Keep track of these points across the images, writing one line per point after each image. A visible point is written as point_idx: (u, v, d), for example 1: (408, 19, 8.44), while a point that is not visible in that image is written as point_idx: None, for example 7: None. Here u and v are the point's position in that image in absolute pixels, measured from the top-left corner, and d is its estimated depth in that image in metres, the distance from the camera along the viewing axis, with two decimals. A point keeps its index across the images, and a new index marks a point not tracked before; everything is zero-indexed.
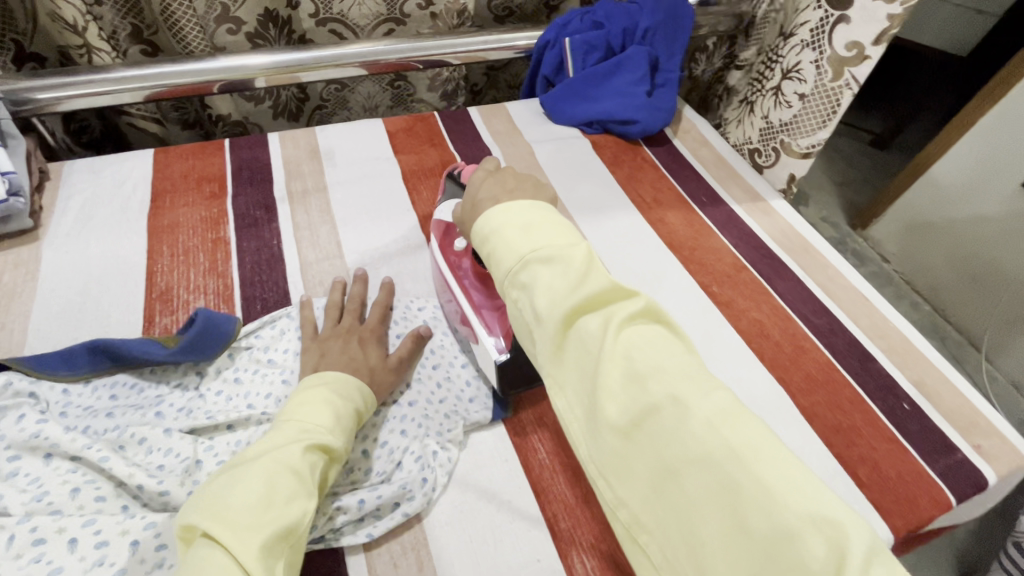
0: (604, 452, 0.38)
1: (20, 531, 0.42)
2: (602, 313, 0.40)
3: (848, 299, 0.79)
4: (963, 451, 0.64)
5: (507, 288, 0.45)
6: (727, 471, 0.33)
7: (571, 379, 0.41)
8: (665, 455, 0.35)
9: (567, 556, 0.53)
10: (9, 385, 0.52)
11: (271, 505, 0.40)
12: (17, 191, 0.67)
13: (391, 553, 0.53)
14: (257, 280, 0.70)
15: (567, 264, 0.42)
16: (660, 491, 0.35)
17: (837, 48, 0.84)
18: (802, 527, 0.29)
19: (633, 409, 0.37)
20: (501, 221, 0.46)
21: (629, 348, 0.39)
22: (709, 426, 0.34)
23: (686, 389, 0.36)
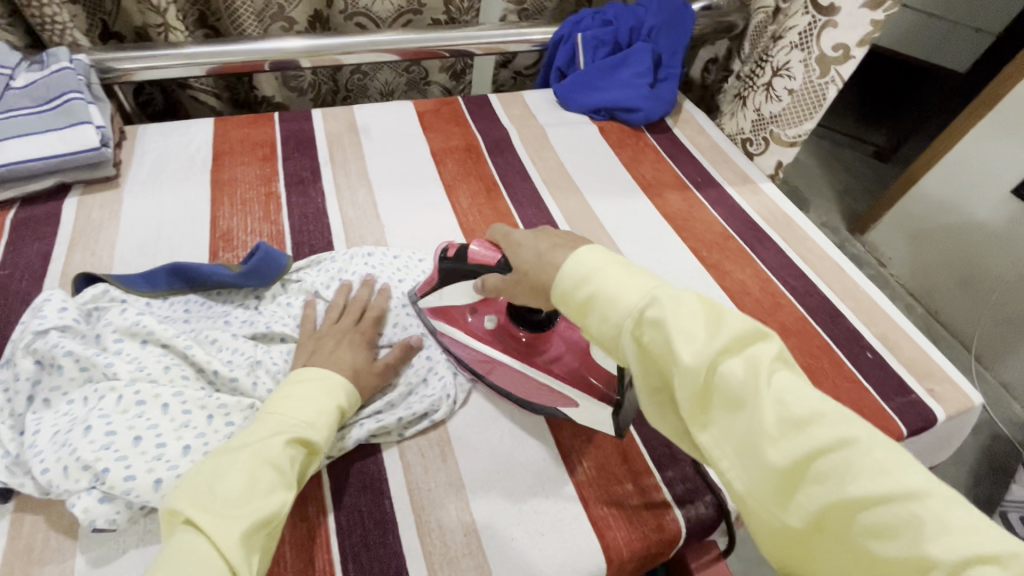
0: (766, 489, 0.38)
1: (127, 393, 0.52)
2: (747, 360, 0.39)
3: (824, 267, 0.88)
4: (916, 392, 0.72)
5: (634, 330, 0.42)
6: (913, 513, 0.34)
7: (720, 422, 0.39)
8: (841, 499, 0.35)
9: (567, 457, 0.62)
10: (107, 291, 0.63)
11: (252, 496, 0.44)
12: (106, 142, 0.79)
13: (419, 446, 0.61)
14: (305, 229, 0.80)
15: (695, 310, 0.41)
16: (832, 522, 0.36)
17: (824, 49, 0.94)
18: (979, 553, 0.32)
19: (801, 453, 0.36)
20: (608, 268, 0.45)
21: (782, 393, 0.38)
22: (880, 468, 0.35)
23: (851, 429, 0.37)
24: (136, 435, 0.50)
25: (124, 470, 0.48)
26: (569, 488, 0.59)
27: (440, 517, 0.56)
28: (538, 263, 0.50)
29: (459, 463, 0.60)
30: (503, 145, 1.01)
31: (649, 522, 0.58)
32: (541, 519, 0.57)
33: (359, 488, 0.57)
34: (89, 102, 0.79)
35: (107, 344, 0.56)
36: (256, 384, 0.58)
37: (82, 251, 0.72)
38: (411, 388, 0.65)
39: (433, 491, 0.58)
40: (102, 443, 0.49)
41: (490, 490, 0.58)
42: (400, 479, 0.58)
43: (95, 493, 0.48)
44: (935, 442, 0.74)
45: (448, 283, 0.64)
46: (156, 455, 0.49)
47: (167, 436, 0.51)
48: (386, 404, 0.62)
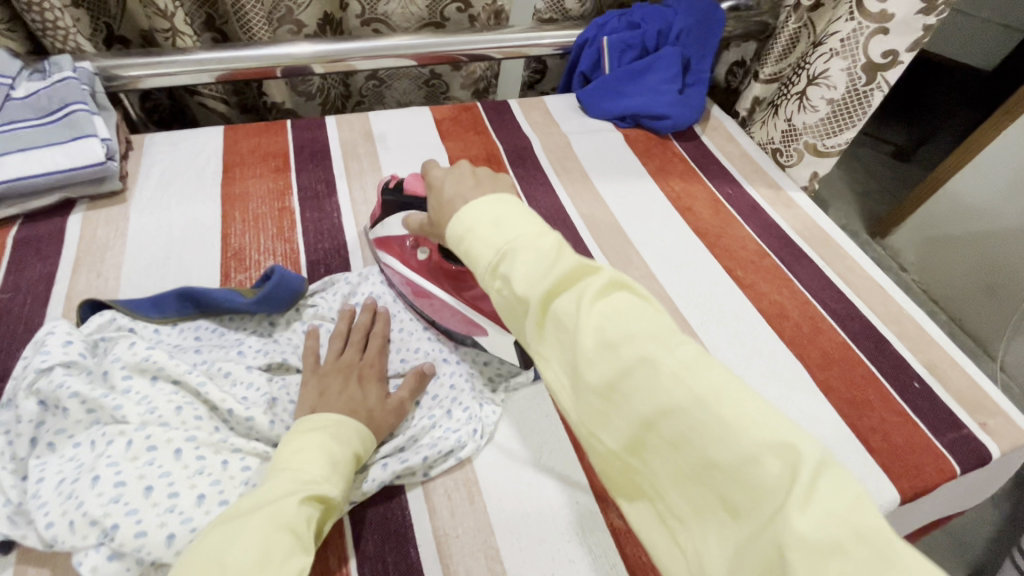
0: (591, 411, 0.39)
1: (137, 438, 0.49)
2: (574, 291, 0.40)
3: (865, 288, 0.83)
4: (969, 427, 0.68)
5: (491, 280, 0.44)
6: (698, 419, 0.34)
7: (555, 352, 0.41)
8: (645, 413, 0.36)
9: (603, 500, 0.58)
10: (114, 320, 0.60)
11: (267, 566, 0.41)
12: (111, 156, 0.75)
13: (445, 487, 0.57)
14: (321, 247, 0.76)
15: (538, 250, 0.42)
16: (644, 438, 0.36)
17: (872, 56, 0.89)
18: (760, 451, 0.32)
19: (611, 373, 0.37)
20: (472, 220, 0.45)
21: (602, 319, 0.38)
22: (678, 379, 0.35)
23: (659, 348, 0.36)
24: (147, 485, 0.47)
25: (135, 525, 0.45)
26: (605, 534, 0.56)
27: (470, 567, 0.52)
28: (440, 215, 0.51)
29: (488, 506, 0.56)
30: (524, 154, 0.96)
31: None
32: (577, 570, 0.53)
33: (381, 533, 0.54)
34: (93, 113, 0.75)
35: (115, 383, 0.52)
36: (272, 423, 0.55)
37: (88, 273, 0.68)
38: (434, 422, 0.61)
39: (461, 537, 0.54)
40: (111, 496, 0.45)
41: (522, 537, 0.55)
42: (425, 524, 0.55)
43: (104, 550, 0.45)
44: (987, 479, 0.69)
45: (391, 215, 0.70)
46: (168, 507, 0.46)
47: (180, 485, 0.48)
48: (409, 440, 0.59)
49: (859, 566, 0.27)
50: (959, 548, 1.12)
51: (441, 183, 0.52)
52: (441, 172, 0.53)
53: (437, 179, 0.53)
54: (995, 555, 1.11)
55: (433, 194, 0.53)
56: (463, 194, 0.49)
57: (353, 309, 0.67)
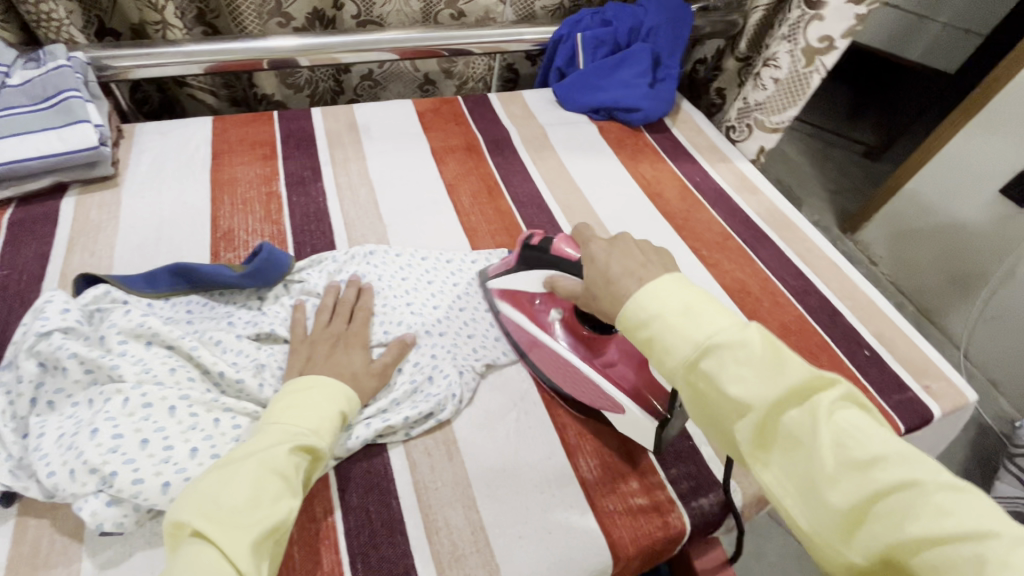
0: (824, 528, 0.36)
1: (133, 395, 0.52)
2: (805, 405, 0.38)
3: (822, 267, 0.89)
4: (913, 389, 0.73)
5: (686, 375, 0.41)
6: (978, 554, 0.31)
7: (780, 462, 0.38)
8: (900, 539, 0.33)
9: (573, 457, 0.62)
10: (109, 292, 0.62)
11: (259, 504, 0.46)
12: (104, 142, 0.78)
13: (425, 445, 0.61)
14: (307, 228, 0.80)
15: (747, 348, 0.39)
16: (900, 567, 0.34)
17: (810, 40, 0.95)
18: None
19: (857, 494, 0.35)
20: (660, 308, 0.43)
21: (843, 434, 0.36)
22: (941, 509, 0.33)
23: (912, 470, 0.34)
24: (143, 438, 0.50)
25: (132, 473, 0.48)
26: (576, 487, 0.60)
27: (448, 516, 0.56)
28: (605, 291, 0.48)
29: (466, 462, 0.60)
30: (503, 144, 1.01)
31: (655, 520, 0.58)
32: (549, 518, 0.57)
33: (364, 485, 0.57)
34: (86, 100, 0.78)
35: (111, 346, 0.55)
36: (262, 386, 0.59)
37: (81, 252, 0.71)
38: (415, 387, 0.64)
39: (440, 489, 0.58)
40: (110, 446, 0.48)
41: (496, 489, 0.58)
42: (407, 478, 0.58)
43: (103, 497, 0.47)
44: (931, 438, 0.75)
45: (524, 270, 0.67)
46: (163, 458, 0.50)
47: (174, 439, 0.51)
48: (391, 403, 0.62)
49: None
50: None
51: (606, 258, 0.50)
52: (602, 247, 0.51)
53: (598, 252, 0.51)
54: None
55: (594, 268, 0.50)
56: (633, 273, 0.47)
57: (339, 284, 0.71)
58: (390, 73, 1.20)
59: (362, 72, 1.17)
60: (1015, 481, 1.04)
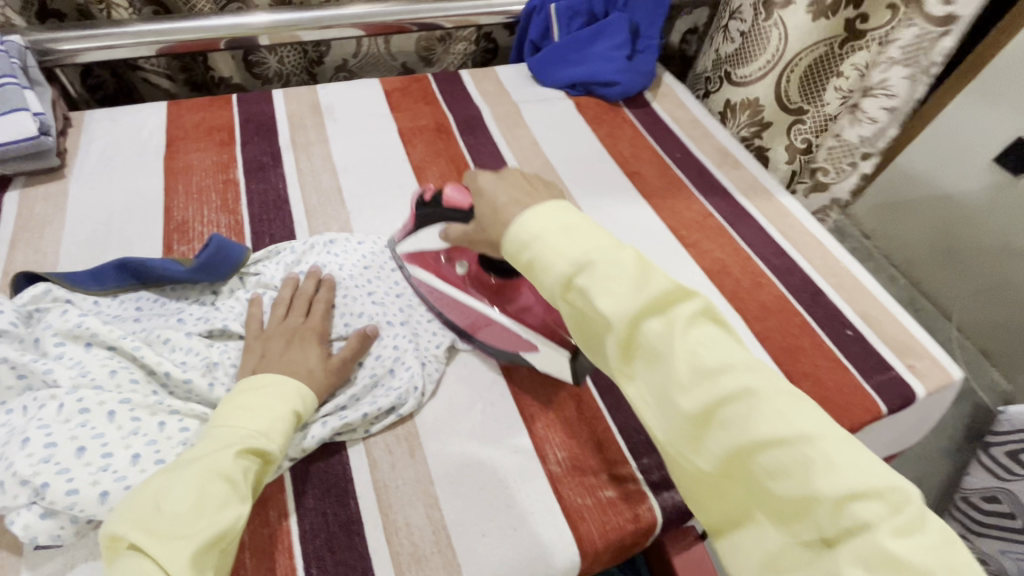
0: (678, 435, 0.39)
1: (68, 400, 0.49)
2: (668, 315, 0.39)
3: (805, 244, 0.86)
4: (896, 368, 0.71)
5: (564, 293, 0.43)
6: (803, 453, 0.34)
7: (642, 374, 0.40)
8: (742, 444, 0.36)
9: (540, 449, 0.60)
10: (49, 291, 0.60)
11: (202, 512, 0.42)
12: (46, 131, 0.74)
13: (386, 442, 0.59)
14: (265, 218, 0.76)
15: (622, 269, 0.41)
16: (739, 467, 0.37)
17: (931, 60, 0.83)
18: (864, 489, 0.33)
19: (705, 401, 0.37)
20: (546, 232, 0.44)
21: (696, 346, 0.38)
22: (780, 412, 0.36)
23: (756, 378, 0.37)
24: (79, 446, 0.47)
25: (66, 483, 0.45)
26: (542, 480, 0.58)
27: (408, 515, 0.54)
28: (495, 227, 0.49)
29: (428, 460, 0.58)
30: (474, 123, 0.96)
31: (624, 512, 0.56)
32: (513, 514, 0.55)
33: (322, 484, 0.55)
34: (25, 88, 0.74)
35: (47, 349, 0.53)
36: (212, 385, 0.56)
37: (26, 248, 0.68)
38: (376, 380, 0.62)
39: (400, 488, 0.56)
40: (42, 456, 0.46)
41: (462, 485, 0.56)
42: (366, 478, 0.56)
43: (36, 509, 0.45)
44: (915, 418, 0.73)
45: (424, 228, 0.64)
46: (102, 466, 0.47)
47: (114, 446, 0.48)
48: (350, 399, 0.60)
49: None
50: None
51: (493, 191, 0.51)
52: (489, 179, 0.52)
53: (487, 184, 0.52)
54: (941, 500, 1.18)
55: (484, 203, 0.51)
56: (520, 202, 0.48)
57: (297, 276, 0.67)
58: (366, 63, 1.15)
59: (336, 63, 1.13)
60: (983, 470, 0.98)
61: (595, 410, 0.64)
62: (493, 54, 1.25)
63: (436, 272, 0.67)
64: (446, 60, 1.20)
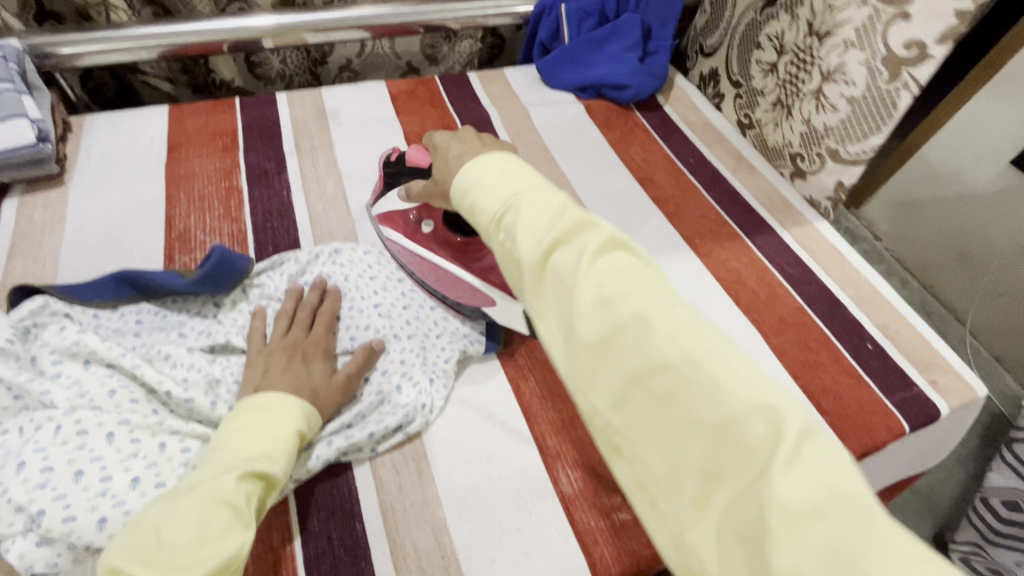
0: (580, 367, 0.39)
1: (66, 422, 0.47)
2: (574, 247, 0.41)
3: (822, 253, 0.83)
4: (918, 385, 0.69)
5: (494, 232, 0.44)
6: (685, 374, 0.35)
7: (551, 306, 0.41)
8: (634, 367, 0.36)
9: (553, 469, 0.58)
10: (47, 305, 0.59)
11: (204, 541, 0.40)
12: (45, 137, 0.72)
13: (393, 461, 0.57)
14: (269, 226, 0.74)
15: (545, 208, 0.42)
16: (631, 396, 0.37)
17: (893, 48, 0.73)
18: (745, 411, 0.32)
19: (603, 330, 0.38)
20: (481, 177, 0.46)
21: (601, 277, 0.39)
22: (670, 336, 0.36)
23: (653, 308, 0.37)
24: (77, 470, 0.46)
25: (63, 510, 0.44)
26: (555, 503, 0.56)
27: (416, 539, 0.52)
28: (445, 173, 0.51)
29: (437, 481, 0.56)
30: (482, 127, 0.94)
31: (639, 536, 0.54)
32: (525, 538, 0.53)
33: (327, 506, 0.54)
34: (23, 93, 0.72)
35: (44, 368, 0.51)
36: (215, 403, 0.54)
37: (24, 259, 0.67)
38: (383, 397, 0.59)
39: (408, 511, 0.54)
40: (38, 481, 0.44)
41: (471, 508, 0.54)
42: (373, 499, 0.54)
43: (32, 537, 0.44)
44: (937, 435, 0.70)
45: (389, 190, 0.72)
46: (100, 491, 0.45)
47: (113, 469, 0.47)
48: (356, 417, 0.58)
49: (836, 528, 0.28)
50: (926, 506, 1.15)
51: (447, 144, 0.53)
52: (446, 136, 0.54)
53: (439, 138, 0.54)
54: (957, 511, 1.15)
55: (438, 155, 0.53)
56: (467, 153, 0.50)
57: (301, 288, 0.65)
58: (370, 62, 1.13)
59: (339, 63, 1.11)
60: (1006, 469, 0.97)
61: None
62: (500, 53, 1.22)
63: (404, 232, 0.71)
64: (451, 58, 1.18)
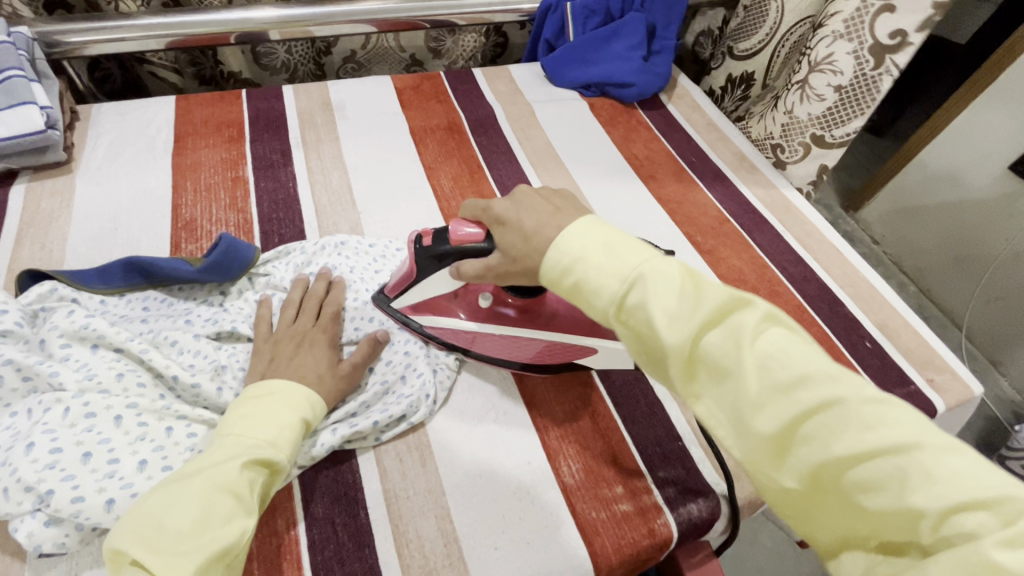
0: (756, 457, 0.35)
1: (74, 404, 0.48)
2: (729, 328, 0.36)
3: (823, 252, 0.84)
4: (916, 383, 0.69)
5: (617, 316, 0.40)
6: (898, 466, 0.30)
7: (710, 393, 0.37)
8: (829, 461, 0.32)
9: (554, 460, 0.59)
10: (55, 290, 0.59)
11: (206, 526, 0.41)
12: (53, 124, 0.72)
13: (397, 450, 0.58)
14: (275, 216, 0.75)
15: (672, 282, 0.38)
16: (830, 487, 0.33)
17: (879, 37, 0.78)
18: (967, 501, 0.29)
19: (784, 418, 0.33)
20: (583, 249, 0.42)
21: (767, 358, 0.34)
22: (866, 423, 0.32)
23: (839, 389, 0.33)
24: (85, 451, 0.46)
25: (71, 490, 0.44)
26: (556, 493, 0.56)
27: (419, 527, 0.53)
28: (528, 250, 0.47)
29: (439, 470, 0.57)
30: (487, 123, 0.95)
31: (639, 527, 0.55)
32: (527, 527, 0.54)
33: (331, 493, 0.54)
34: (33, 81, 0.72)
35: (52, 350, 0.52)
36: (221, 389, 0.55)
37: (30, 245, 0.67)
38: (387, 387, 0.60)
39: (411, 499, 0.54)
40: (47, 462, 0.45)
41: (473, 497, 0.55)
42: (377, 487, 0.55)
43: (40, 517, 0.44)
44: None
45: (430, 276, 0.59)
46: (108, 472, 0.46)
47: (121, 451, 0.47)
48: (360, 406, 0.58)
49: None
50: None
51: (517, 218, 0.48)
52: (506, 205, 0.50)
53: (505, 213, 0.50)
54: None
55: (511, 228, 0.49)
56: (548, 223, 0.46)
57: (307, 277, 0.66)
58: (375, 55, 1.13)
59: (344, 55, 1.11)
60: None
61: (610, 420, 0.63)
62: (505, 47, 1.22)
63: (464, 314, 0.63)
64: (455, 51, 1.18)
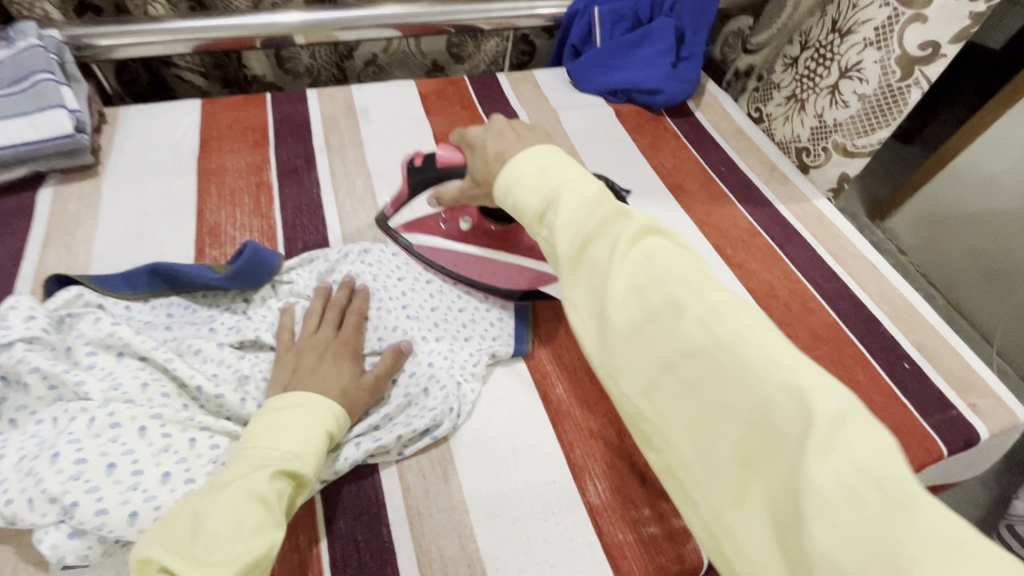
0: (609, 350, 0.38)
1: (100, 414, 0.47)
2: (608, 238, 0.39)
3: (857, 267, 0.81)
4: (957, 407, 0.67)
5: (536, 227, 0.43)
6: (719, 358, 0.33)
7: (584, 296, 0.40)
8: (666, 352, 0.36)
9: (580, 480, 0.57)
10: (81, 296, 0.59)
11: (237, 536, 0.40)
12: (82, 128, 0.73)
13: (420, 466, 0.56)
14: (298, 223, 0.74)
15: (582, 198, 0.41)
16: (667, 382, 0.36)
17: (907, 48, 0.76)
18: (774, 392, 0.31)
19: (635, 315, 0.37)
20: (519, 173, 0.44)
21: (636, 265, 0.38)
22: (703, 320, 0.35)
23: (691, 295, 0.36)
24: (109, 462, 0.46)
25: (95, 503, 0.44)
26: (583, 514, 0.55)
27: (442, 546, 0.51)
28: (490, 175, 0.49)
29: (463, 488, 0.55)
30: None
31: (668, 552, 0.53)
32: (551, 549, 0.52)
33: (354, 509, 0.53)
34: (62, 83, 0.72)
35: (79, 359, 0.51)
36: (244, 400, 0.54)
37: (57, 249, 0.67)
38: (410, 399, 0.59)
39: (434, 517, 0.53)
40: (71, 473, 0.44)
41: (497, 516, 0.54)
42: (399, 504, 0.54)
43: (64, 528, 0.44)
44: (974, 459, 0.68)
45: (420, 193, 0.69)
46: (132, 484, 0.45)
47: (145, 463, 0.47)
48: (383, 419, 0.57)
49: (872, 512, 0.26)
50: None
51: (482, 141, 0.51)
52: (479, 132, 0.52)
53: (476, 138, 0.52)
54: None
55: (478, 153, 0.51)
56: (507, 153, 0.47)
57: (330, 286, 0.65)
58: (396, 59, 1.13)
59: (365, 58, 1.10)
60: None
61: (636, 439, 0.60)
62: (529, 51, 1.21)
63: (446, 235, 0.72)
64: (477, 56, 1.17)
